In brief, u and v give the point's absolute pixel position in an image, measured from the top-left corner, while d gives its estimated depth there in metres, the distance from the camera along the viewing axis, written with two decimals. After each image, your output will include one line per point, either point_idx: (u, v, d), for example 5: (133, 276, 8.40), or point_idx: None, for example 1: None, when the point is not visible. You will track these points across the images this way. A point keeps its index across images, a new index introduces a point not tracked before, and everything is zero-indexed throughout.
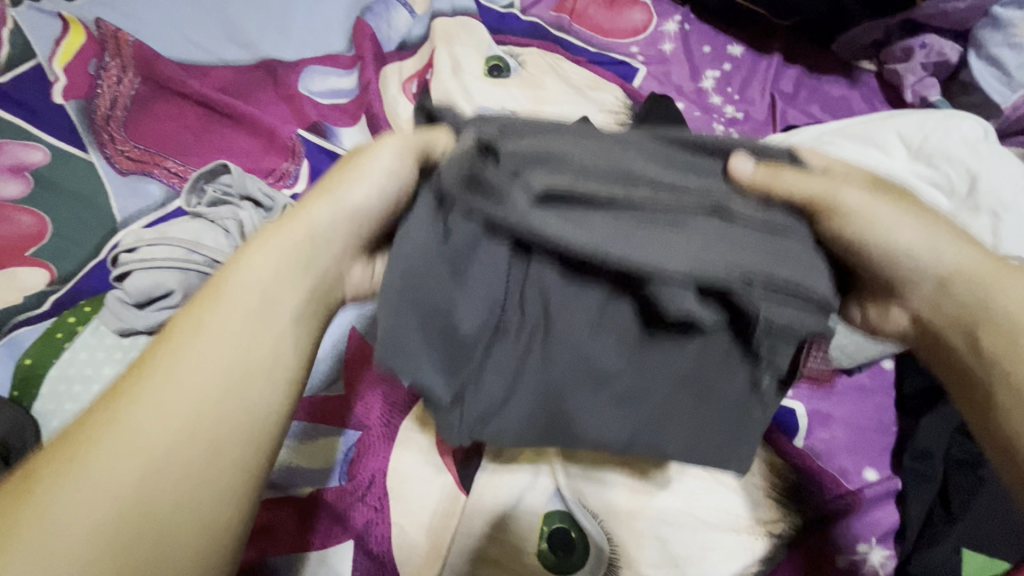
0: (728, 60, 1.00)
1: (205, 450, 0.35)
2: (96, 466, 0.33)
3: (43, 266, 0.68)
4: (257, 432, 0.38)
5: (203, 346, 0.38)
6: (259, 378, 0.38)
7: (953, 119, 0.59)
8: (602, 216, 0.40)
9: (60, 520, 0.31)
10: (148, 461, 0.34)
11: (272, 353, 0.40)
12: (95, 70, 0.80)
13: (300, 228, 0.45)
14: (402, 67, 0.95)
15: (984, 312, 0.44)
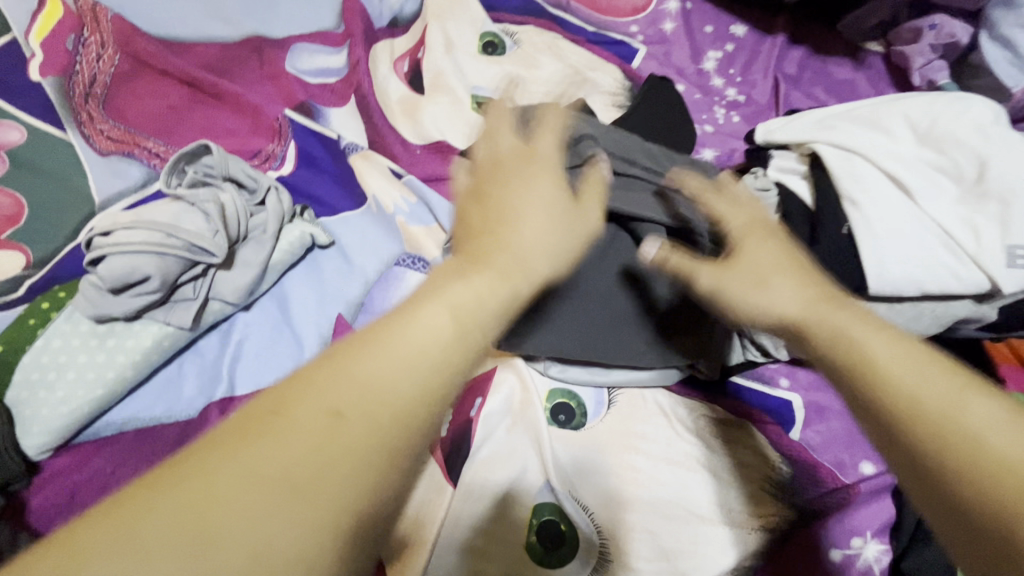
0: (730, 40, 0.97)
1: (363, 471, 0.28)
2: (286, 442, 0.27)
3: (19, 249, 0.65)
4: (335, 507, 0.27)
5: (388, 365, 0.30)
6: (414, 409, 0.30)
7: (963, 102, 0.56)
8: (618, 164, 0.57)
9: (218, 514, 0.26)
10: (266, 486, 0.26)
11: (447, 378, 0.32)
12: (74, 46, 0.75)
13: (506, 256, 0.38)
14: (394, 44, 0.91)
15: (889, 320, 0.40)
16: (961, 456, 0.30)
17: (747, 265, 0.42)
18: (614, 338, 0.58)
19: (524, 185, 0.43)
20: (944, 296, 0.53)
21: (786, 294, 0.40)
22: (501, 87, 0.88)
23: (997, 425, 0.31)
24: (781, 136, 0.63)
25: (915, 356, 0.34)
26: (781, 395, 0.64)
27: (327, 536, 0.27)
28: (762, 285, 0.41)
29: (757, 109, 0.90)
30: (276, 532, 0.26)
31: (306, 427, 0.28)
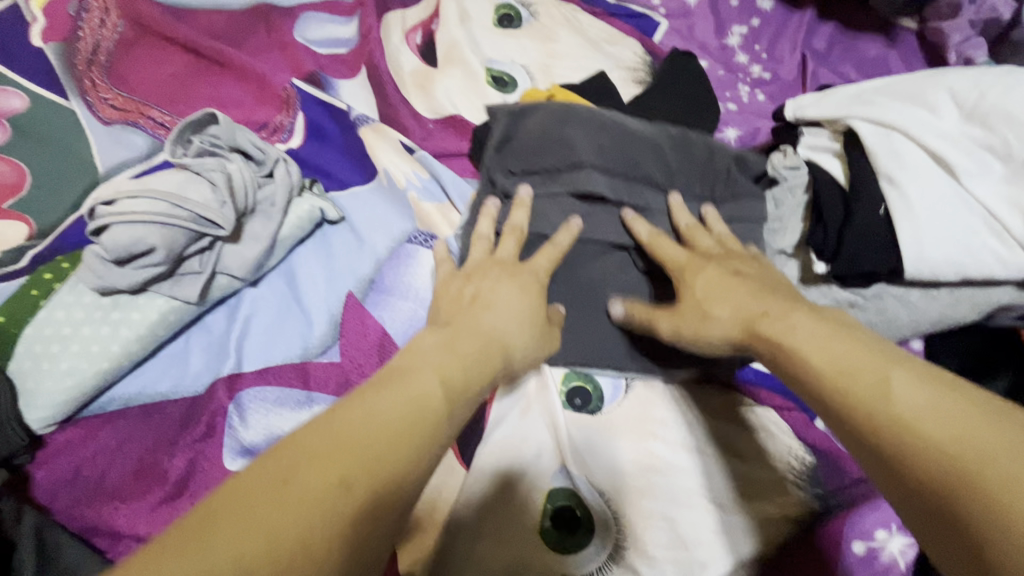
0: (757, 14, 0.92)
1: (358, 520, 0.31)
2: (298, 492, 0.30)
3: (21, 219, 0.64)
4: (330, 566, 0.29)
5: (378, 414, 0.35)
6: (412, 464, 0.34)
7: (1016, 75, 0.52)
8: (618, 178, 0.57)
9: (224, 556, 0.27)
10: (280, 539, 0.28)
11: (433, 436, 0.37)
12: (76, 11, 0.74)
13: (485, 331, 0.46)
14: (406, 14, 0.88)
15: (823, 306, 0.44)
16: (901, 442, 0.32)
17: (690, 301, 0.49)
18: (601, 336, 0.59)
19: (500, 276, 0.52)
20: (986, 281, 0.51)
21: (725, 316, 0.47)
22: (517, 61, 0.85)
23: (924, 412, 0.32)
24: (813, 112, 0.60)
25: (856, 356, 0.37)
26: None
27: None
28: (705, 315, 0.48)
29: (783, 87, 0.86)
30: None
31: (329, 471, 0.31)
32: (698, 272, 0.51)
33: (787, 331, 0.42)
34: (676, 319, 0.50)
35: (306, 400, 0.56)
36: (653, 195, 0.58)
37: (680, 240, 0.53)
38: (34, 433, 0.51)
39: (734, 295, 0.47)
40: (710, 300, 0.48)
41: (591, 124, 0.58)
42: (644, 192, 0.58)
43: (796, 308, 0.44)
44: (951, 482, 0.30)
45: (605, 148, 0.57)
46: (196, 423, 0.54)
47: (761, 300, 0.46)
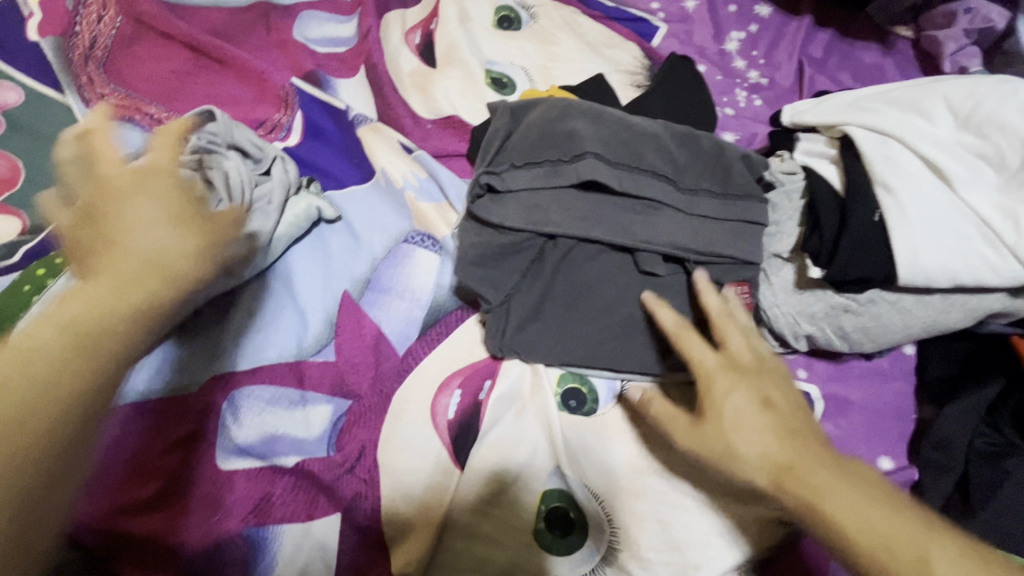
0: (755, 20, 0.93)
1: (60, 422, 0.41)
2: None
3: (14, 214, 0.63)
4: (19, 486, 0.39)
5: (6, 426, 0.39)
6: (54, 432, 0.41)
7: (1009, 84, 0.53)
8: (626, 177, 0.56)
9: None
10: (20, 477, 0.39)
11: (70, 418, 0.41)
12: (73, 6, 0.73)
13: (84, 301, 0.45)
14: (406, 14, 0.88)
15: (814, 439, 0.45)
16: None
17: (716, 445, 0.46)
18: (600, 337, 0.58)
19: (145, 192, 0.50)
20: (979, 288, 0.52)
21: (746, 453, 0.45)
22: (516, 63, 0.85)
23: None
24: (810, 118, 0.61)
25: (894, 525, 0.38)
26: (802, 386, 0.61)
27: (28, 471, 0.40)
28: (730, 451, 0.45)
29: (780, 92, 0.87)
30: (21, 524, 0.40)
31: (41, 405, 0.40)
32: (727, 396, 0.48)
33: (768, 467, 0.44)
34: (705, 445, 0.47)
35: (301, 399, 0.56)
36: (657, 191, 0.57)
37: (701, 344, 0.51)
38: None
39: (760, 433, 0.45)
40: (728, 433, 0.46)
41: (594, 119, 0.58)
42: (649, 189, 0.57)
43: (812, 451, 0.44)
44: None
45: (608, 143, 0.57)
46: (189, 421, 0.53)
47: (785, 446, 0.44)
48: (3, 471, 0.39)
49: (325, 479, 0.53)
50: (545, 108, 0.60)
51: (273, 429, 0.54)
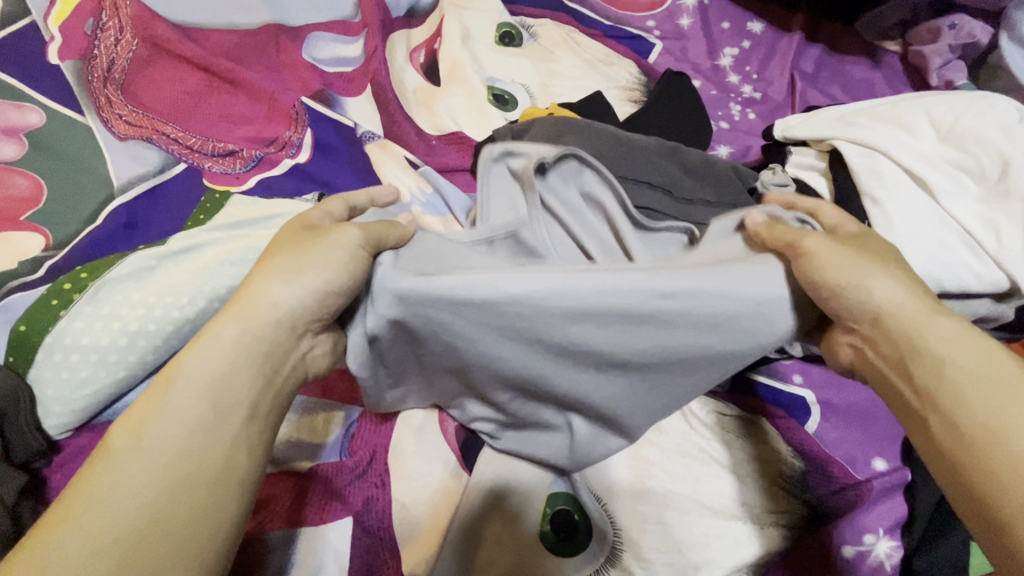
0: (747, 37, 0.96)
1: (165, 518, 0.33)
2: (123, 470, 0.33)
3: (38, 230, 0.65)
4: (173, 485, 0.34)
5: (114, 492, 0.33)
6: (177, 487, 0.34)
7: (988, 101, 0.56)
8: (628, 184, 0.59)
9: (96, 517, 0.32)
10: (168, 489, 0.34)
11: (196, 483, 0.34)
12: (93, 30, 0.74)
13: (232, 326, 0.39)
14: (410, 35, 0.91)
15: (939, 370, 0.40)
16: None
17: (904, 327, 0.43)
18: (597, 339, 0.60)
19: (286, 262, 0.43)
20: (961, 294, 0.53)
21: (951, 350, 0.40)
22: (517, 80, 0.88)
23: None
24: (799, 133, 0.63)
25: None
26: (797, 391, 0.64)
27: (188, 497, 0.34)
28: (917, 341, 0.42)
29: (773, 106, 0.89)
30: (169, 523, 0.33)
31: (150, 501, 0.33)
32: (877, 277, 0.45)
33: (951, 353, 0.40)
34: (933, 339, 0.41)
35: (316, 406, 0.59)
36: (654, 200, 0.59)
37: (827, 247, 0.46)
38: (52, 437, 0.54)
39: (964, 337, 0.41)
40: (855, 286, 0.44)
41: (590, 136, 0.62)
42: (647, 198, 0.59)
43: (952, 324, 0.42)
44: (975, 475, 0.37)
45: (604, 156, 0.61)
46: None
47: (965, 337, 0.41)
48: (129, 503, 0.33)
49: (337, 483, 0.56)
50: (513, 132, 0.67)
51: (292, 436, 0.57)
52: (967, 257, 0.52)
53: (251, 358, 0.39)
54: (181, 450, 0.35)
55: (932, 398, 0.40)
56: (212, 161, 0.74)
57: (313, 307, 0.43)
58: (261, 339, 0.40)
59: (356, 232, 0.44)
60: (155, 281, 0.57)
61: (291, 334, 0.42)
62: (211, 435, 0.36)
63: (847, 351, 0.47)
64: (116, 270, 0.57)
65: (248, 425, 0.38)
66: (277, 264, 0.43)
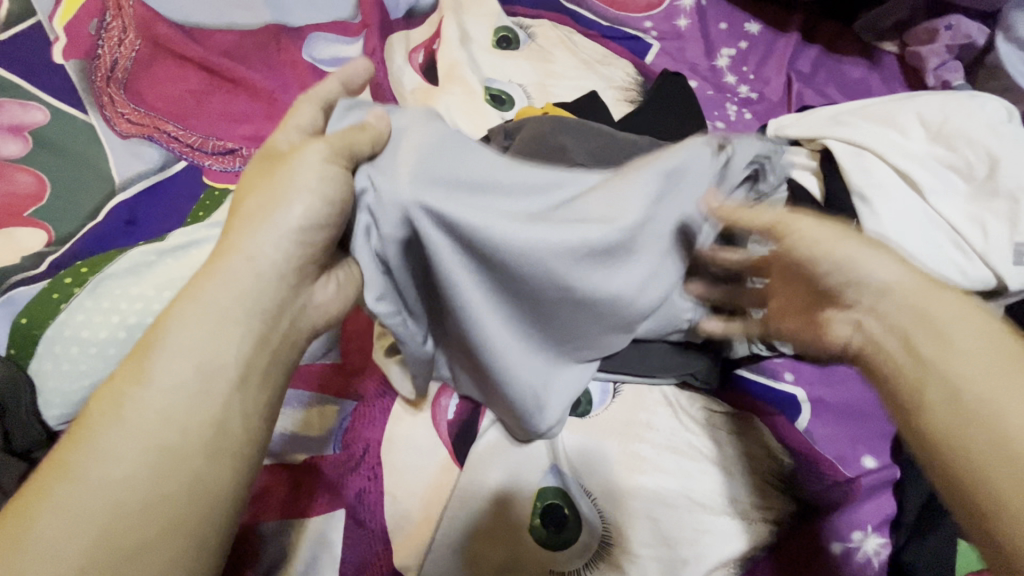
0: (744, 37, 0.97)
1: (165, 473, 0.34)
2: (113, 435, 0.34)
3: (41, 226, 0.66)
4: (169, 445, 0.35)
5: (108, 457, 0.34)
6: (176, 443, 0.35)
7: (977, 100, 0.57)
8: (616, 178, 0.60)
9: (95, 480, 0.33)
10: (167, 448, 0.35)
11: (192, 441, 0.35)
12: (96, 30, 0.75)
13: (210, 283, 0.39)
14: (409, 36, 0.92)
15: (927, 341, 0.38)
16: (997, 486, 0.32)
17: (906, 302, 0.40)
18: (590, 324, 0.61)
19: (263, 205, 0.42)
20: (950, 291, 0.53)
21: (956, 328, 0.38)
22: (515, 80, 0.89)
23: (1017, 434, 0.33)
24: (793, 132, 0.64)
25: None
26: (786, 388, 0.65)
27: (184, 456, 0.35)
28: (922, 315, 0.39)
29: (769, 106, 0.89)
30: (169, 478, 0.34)
31: (150, 462, 0.34)
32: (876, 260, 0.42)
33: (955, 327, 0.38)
34: (941, 314, 0.39)
35: (312, 400, 0.60)
36: None
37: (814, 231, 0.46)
38: (52, 427, 0.55)
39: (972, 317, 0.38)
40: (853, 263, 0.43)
41: (582, 134, 0.63)
42: None
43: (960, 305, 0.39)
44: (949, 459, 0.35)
45: (595, 153, 0.61)
46: None
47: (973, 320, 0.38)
48: (128, 464, 0.34)
49: (331, 476, 0.57)
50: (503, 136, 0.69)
51: (287, 429, 0.58)
52: (955, 255, 0.52)
53: (234, 314, 0.39)
54: (172, 412, 0.36)
55: (914, 377, 0.38)
56: (212, 159, 0.75)
57: (295, 252, 0.42)
58: (241, 293, 0.40)
59: (321, 148, 0.43)
60: (153, 276, 0.58)
61: (285, 283, 0.42)
62: (201, 395, 0.37)
63: (843, 327, 0.44)
64: (116, 265, 0.58)
65: (241, 389, 0.38)
66: (251, 208, 0.42)
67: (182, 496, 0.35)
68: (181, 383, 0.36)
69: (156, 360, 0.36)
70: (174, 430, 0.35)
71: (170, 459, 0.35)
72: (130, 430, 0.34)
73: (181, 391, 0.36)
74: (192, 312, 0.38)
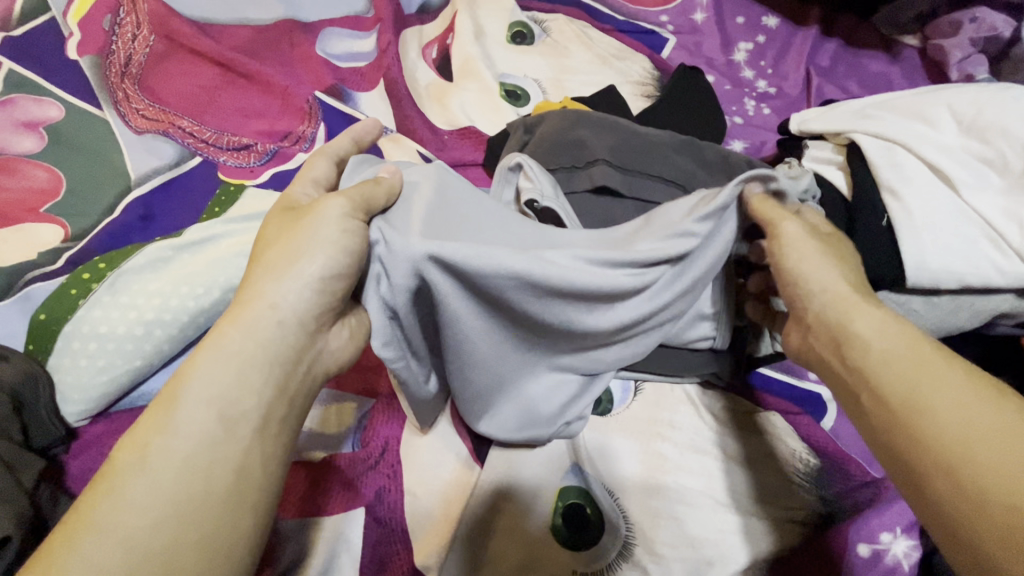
0: (762, 31, 0.95)
1: (188, 525, 0.34)
2: (138, 483, 0.34)
3: (57, 222, 0.66)
4: (196, 494, 0.34)
5: (133, 507, 0.33)
6: (202, 493, 0.35)
7: (1011, 91, 0.55)
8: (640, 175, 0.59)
9: (117, 527, 0.32)
10: (192, 496, 0.34)
11: (217, 490, 0.35)
12: (111, 25, 0.75)
13: (237, 332, 0.39)
14: (422, 31, 0.91)
15: (855, 340, 0.42)
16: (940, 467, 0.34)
17: (839, 312, 0.44)
18: None
19: (286, 253, 0.42)
20: (982, 288, 0.52)
21: (873, 331, 0.41)
22: (530, 75, 0.88)
23: (951, 416, 0.35)
24: (816, 127, 0.63)
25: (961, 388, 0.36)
26: (812, 387, 0.64)
27: (213, 505, 0.35)
28: (845, 327, 0.43)
29: (788, 101, 0.88)
30: (193, 528, 0.34)
31: (176, 511, 0.34)
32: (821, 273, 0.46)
33: (877, 330, 0.41)
34: (870, 321, 0.42)
35: (330, 397, 0.60)
36: (664, 194, 0.59)
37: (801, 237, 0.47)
38: (70, 424, 0.55)
39: (879, 313, 0.42)
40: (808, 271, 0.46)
41: (602, 127, 0.62)
42: (656, 191, 0.59)
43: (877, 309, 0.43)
44: (899, 452, 0.37)
45: (617, 148, 0.60)
46: None
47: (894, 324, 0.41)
48: (152, 512, 0.33)
49: (350, 474, 0.56)
50: (521, 127, 0.69)
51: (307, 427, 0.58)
52: (988, 251, 0.51)
53: (262, 360, 0.39)
54: (198, 461, 0.35)
55: (852, 382, 0.41)
56: (227, 155, 0.74)
57: (317, 301, 0.42)
58: (268, 343, 0.40)
59: (340, 200, 0.43)
60: (170, 273, 0.57)
61: (304, 332, 0.42)
62: (229, 444, 0.36)
63: (794, 335, 0.49)
64: (133, 260, 0.58)
65: (261, 434, 0.38)
66: (274, 257, 0.42)
67: (205, 549, 0.34)
68: (206, 430, 0.36)
69: (183, 407, 0.36)
70: (200, 479, 0.35)
71: (194, 509, 0.34)
72: (158, 477, 0.34)
73: (207, 439, 0.36)
74: (221, 361, 0.38)
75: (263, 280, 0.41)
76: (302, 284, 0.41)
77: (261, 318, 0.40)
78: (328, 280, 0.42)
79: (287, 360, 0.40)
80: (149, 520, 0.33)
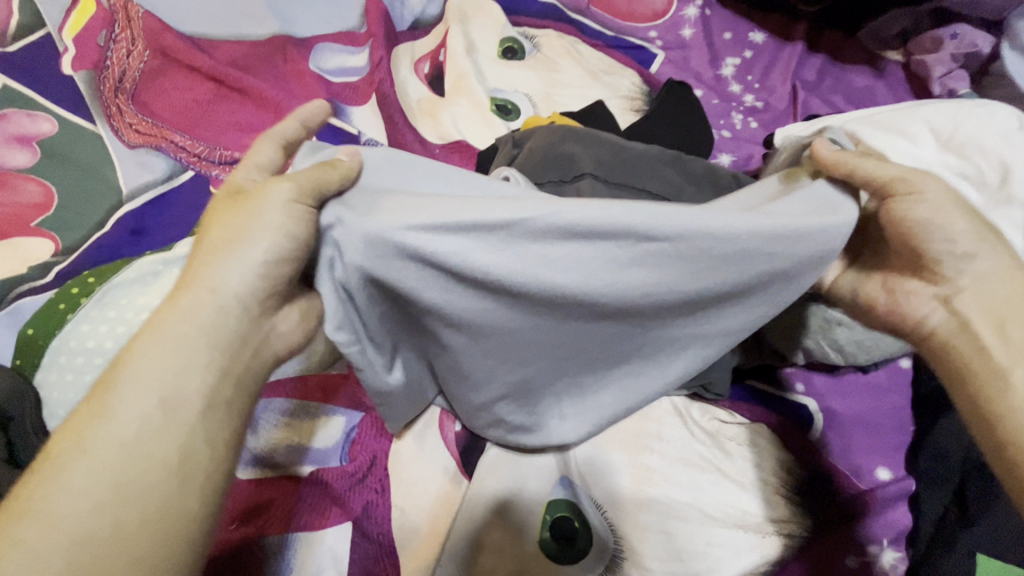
0: (749, 47, 0.97)
1: (126, 509, 0.34)
2: (73, 470, 0.34)
3: (48, 236, 0.66)
4: (133, 479, 0.34)
5: (66, 492, 0.33)
6: (141, 478, 0.35)
7: (988, 108, 0.56)
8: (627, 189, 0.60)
9: (50, 514, 0.33)
10: (130, 481, 0.34)
11: (157, 474, 0.35)
12: (106, 42, 0.76)
13: (175, 315, 0.39)
14: (414, 46, 0.92)
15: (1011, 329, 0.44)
16: None
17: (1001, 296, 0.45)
18: None
19: (232, 238, 0.41)
20: None
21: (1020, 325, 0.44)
22: (520, 89, 0.89)
23: None
24: None
25: None
26: (799, 399, 0.64)
27: (153, 490, 0.35)
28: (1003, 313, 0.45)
29: (775, 115, 0.89)
30: (129, 512, 0.34)
31: (114, 495, 0.34)
32: (982, 247, 0.46)
33: None
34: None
35: (315, 410, 0.60)
36: None
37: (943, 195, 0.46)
38: None
39: None
40: (934, 231, 0.46)
41: (590, 142, 0.62)
42: None
43: None
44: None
45: (604, 163, 0.61)
46: None
47: None
48: (86, 496, 0.33)
49: (337, 488, 0.56)
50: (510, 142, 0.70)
51: (291, 440, 0.57)
52: None
53: (204, 342, 0.39)
54: (137, 445, 0.35)
55: (991, 360, 0.44)
56: (219, 169, 0.75)
57: (261, 285, 0.42)
58: (210, 326, 0.39)
59: (286, 186, 0.41)
60: (159, 287, 0.58)
61: (247, 315, 0.41)
62: (173, 427, 0.36)
63: (921, 299, 0.49)
64: (124, 275, 0.58)
65: (207, 415, 0.38)
66: (219, 241, 0.42)
67: (144, 534, 0.34)
68: (144, 415, 0.36)
69: (122, 391, 0.36)
70: (139, 466, 0.35)
71: (131, 493, 0.34)
72: (96, 463, 0.34)
73: (145, 424, 0.36)
74: (161, 343, 0.38)
75: (206, 266, 0.41)
76: (247, 268, 0.41)
77: (202, 303, 0.40)
78: (274, 266, 0.42)
79: (231, 343, 0.40)
80: (86, 505, 0.33)
